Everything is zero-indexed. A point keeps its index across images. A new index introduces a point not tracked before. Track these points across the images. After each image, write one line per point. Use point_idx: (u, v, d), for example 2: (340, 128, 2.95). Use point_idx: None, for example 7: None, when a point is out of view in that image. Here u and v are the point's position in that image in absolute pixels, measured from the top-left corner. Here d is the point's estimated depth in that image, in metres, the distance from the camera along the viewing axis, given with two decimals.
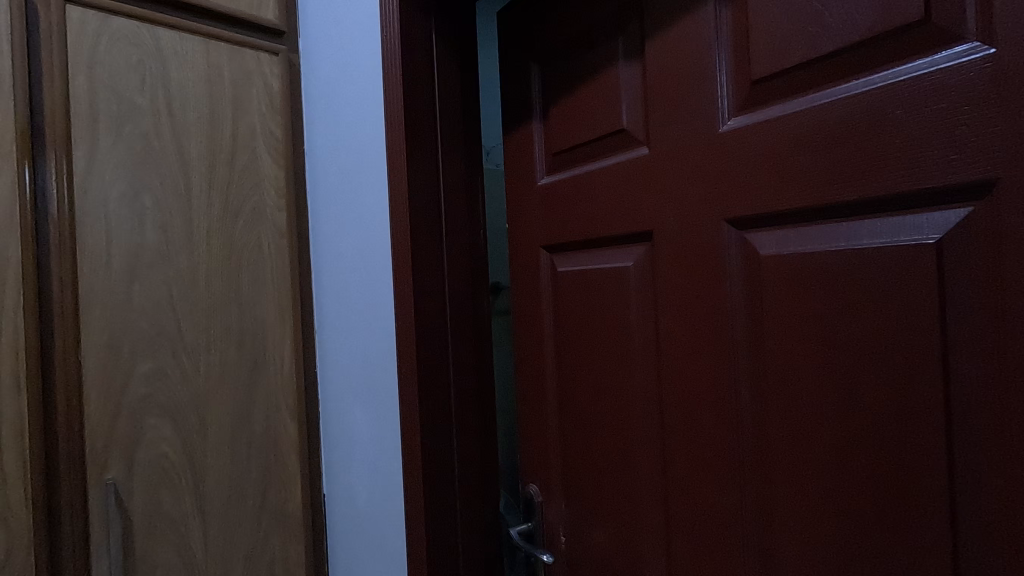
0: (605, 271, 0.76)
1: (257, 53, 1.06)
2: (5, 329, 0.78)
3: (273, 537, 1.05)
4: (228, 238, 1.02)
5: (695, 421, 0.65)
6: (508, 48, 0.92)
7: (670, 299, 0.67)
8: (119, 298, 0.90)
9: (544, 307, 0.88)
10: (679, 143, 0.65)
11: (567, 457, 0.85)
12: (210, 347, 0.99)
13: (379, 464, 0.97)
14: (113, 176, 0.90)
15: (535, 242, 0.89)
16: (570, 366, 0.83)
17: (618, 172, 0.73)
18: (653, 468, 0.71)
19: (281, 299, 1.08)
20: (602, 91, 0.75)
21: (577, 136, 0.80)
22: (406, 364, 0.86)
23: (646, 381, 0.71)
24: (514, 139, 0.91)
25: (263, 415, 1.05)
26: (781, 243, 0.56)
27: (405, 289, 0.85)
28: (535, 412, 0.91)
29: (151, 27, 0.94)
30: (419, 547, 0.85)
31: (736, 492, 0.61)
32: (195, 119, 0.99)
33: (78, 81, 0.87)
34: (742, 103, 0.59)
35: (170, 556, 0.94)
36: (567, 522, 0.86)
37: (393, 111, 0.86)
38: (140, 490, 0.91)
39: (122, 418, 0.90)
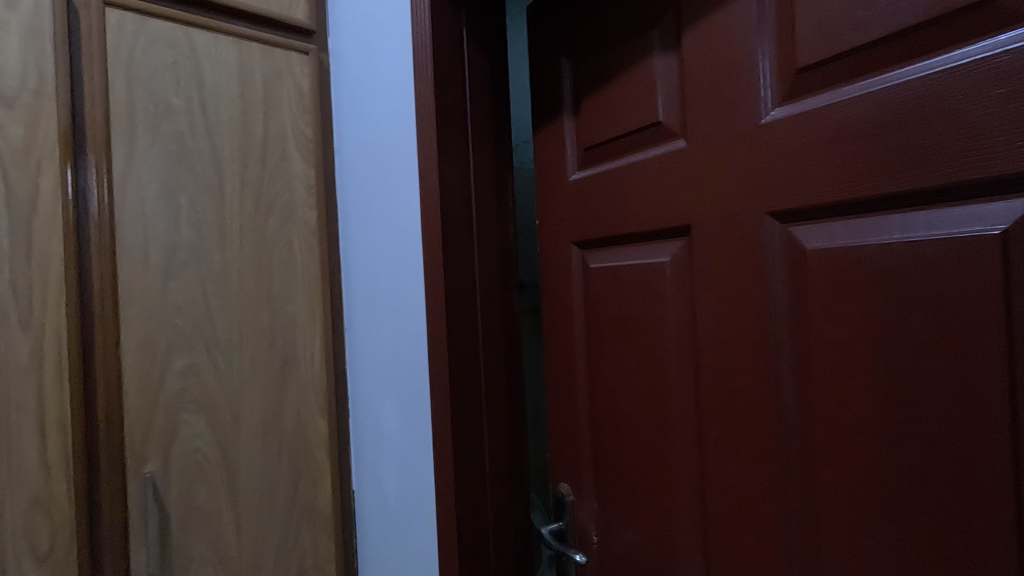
0: (640, 267, 0.75)
1: (287, 52, 1.07)
2: (47, 323, 0.81)
3: (304, 532, 1.06)
4: (260, 236, 1.03)
5: (734, 421, 0.63)
6: (539, 43, 0.91)
7: (708, 295, 0.66)
8: (156, 295, 0.92)
9: (575, 304, 0.87)
10: (718, 135, 0.63)
11: (599, 456, 0.84)
12: (242, 343, 1.01)
13: (409, 461, 0.96)
14: (150, 175, 0.92)
15: (566, 238, 0.88)
16: (602, 364, 0.82)
17: (653, 166, 0.71)
18: (690, 469, 0.69)
19: (312, 297, 1.09)
20: (637, 84, 0.74)
21: (611, 130, 0.78)
22: (437, 361, 0.86)
23: (682, 380, 0.70)
24: (545, 135, 0.91)
25: (294, 411, 1.06)
26: (829, 236, 0.54)
27: (436, 286, 0.85)
28: (566, 411, 0.90)
29: (186, 29, 0.96)
30: (450, 545, 0.85)
31: (779, 494, 0.59)
32: (228, 119, 1.00)
33: (117, 82, 0.89)
34: (787, 92, 0.57)
35: (205, 549, 0.95)
36: (599, 522, 0.85)
37: (423, 108, 0.86)
38: (176, 484, 0.93)
39: (159, 413, 0.91)
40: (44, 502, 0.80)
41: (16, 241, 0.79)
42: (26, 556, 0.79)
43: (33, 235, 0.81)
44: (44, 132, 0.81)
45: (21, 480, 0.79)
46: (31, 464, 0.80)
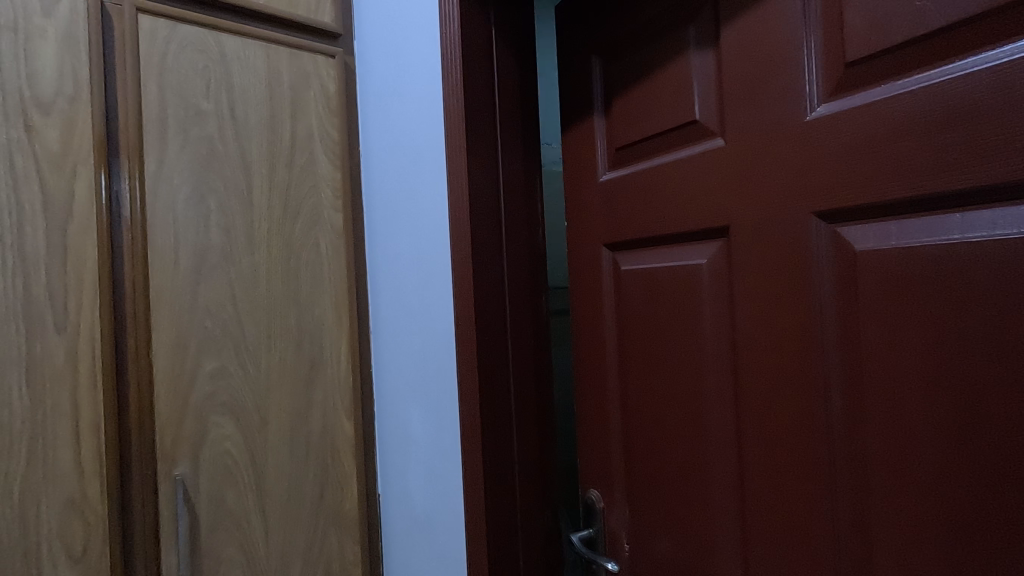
0: (675, 268, 0.73)
1: (314, 56, 1.07)
2: (82, 327, 0.82)
3: (330, 535, 1.06)
4: (288, 239, 1.03)
5: (777, 427, 0.61)
6: (568, 41, 0.90)
7: (747, 298, 0.64)
8: (186, 298, 0.92)
9: (606, 307, 0.85)
10: (760, 133, 0.61)
11: (631, 462, 0.82)
12: (270, 346, 1.01)
13: (437, 466, 0.95)
14: (180, 179, 0.92)
15: (596, 240, 0.86)
16: (634, 369, 0.80)
17: (689, 166, 0.69)
18: (728, 476, 0.67)
19: (338, 300, 1.09)
20: (672, 82, 0.72)
21: (644, 129, 0.77)
22: (466, 365, 0.85)
23: (720, 385, 0.68)
24: (574, 135, 0.89)
25: (321, 414, 1.06)
26: (882, 236, 0.52)
27: (465, 289, 0.84)
28: (596, 416, 0.88)
29: (216, 34, 0.97)
30: (480, 551, 0.84)
31: (825, 504, 0.57)
32: (256, 122, 1.01)
33: (149, 87, 0.90)
34: (834, 87, 0.55)
35: (234, 552, 0.96)
36: (630, 529, 0.83)
37: (452, 109, 0.85)
38: (206, 486, 0.93)
39: (189, 415, 0.92)
40: (78, 504, 0.81)
41: (52, 246, 0.80)
42: (62, 557, 0.80)
43: (69, 240, 0.82)
44: (79, 138, 0.83)
45: (56, 482, 0.80)
46: (66, 467, 0.80)
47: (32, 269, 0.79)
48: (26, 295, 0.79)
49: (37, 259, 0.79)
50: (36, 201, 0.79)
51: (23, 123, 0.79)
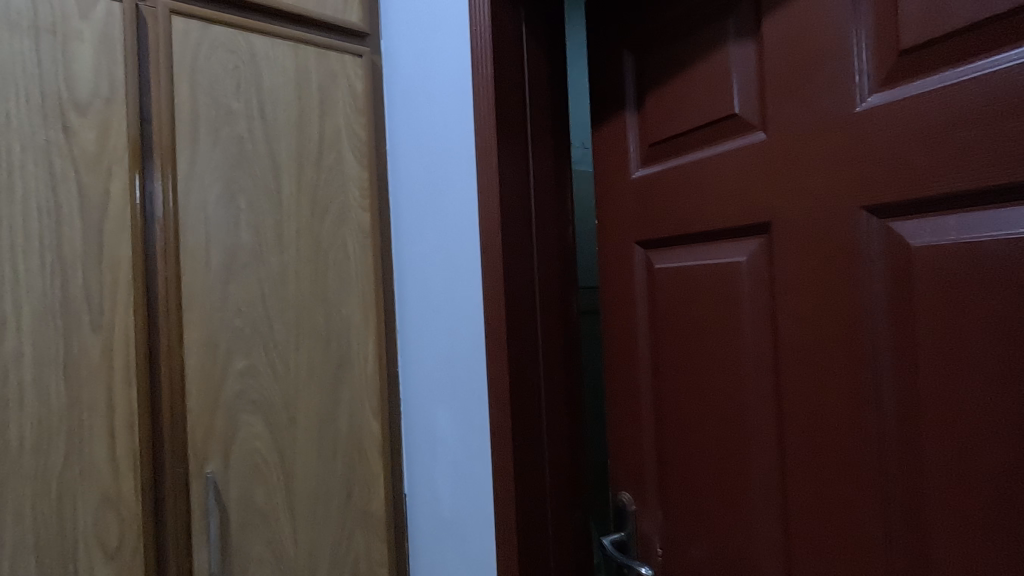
0: (713, 266, 0.71)
1: (341, 55, 1.08)
2: (117, 324, 0.83)
3: (357, 535, 1.06)
4: (316, 237, 1.03)
5: (824, 429, 0.59)
6: (599, 36, 0.88)
7: (789, 296, 0.62)
8: (217, 297, 0.93)
9: (638, 306, 0.84)
10: (804, 126, 0.59)
11: (665, 464, 0.80)
12: (298, 345, 1.01)
13: (465, 467, 0.95)
14: (212, 179, 0.93)
15: (628, 238, 0.85)
16: (668, 370, 0.78)
17: (728, 160, 0.67)
18: (771, 481, 0.65)
19: (366, 300, 1.09)
20: (710, 75, 0.70)
21: (680, 124, 0.75)
22: (496, 364, 0.84)
23: (761, 387, 0.66)
24: (606, 132, 0.88)
25: (349, 412, 1.06)
26: (940, 232, 0.49)
27: (495, 288, 0.83)
28: (628, 418, 0.86)
29: (246, 34, 0.97)
30: (510, 552, 0.83)
31: (877, 509, 0.55)
32: (285, 122, 1.01)
33: (182, 87, 0.91)
34: (887, 76, 0.53)
35: (263, 550, 0.96)
36: (664, 533, 0.81)
37: (482, 106, 0.84)
38: (236, 484, 0.94)
39: (220, 414, 0.92)
40: (113, 500, 0.82)
41: (88, 245, 0.82)
42: (97, 553, 0.81)
43: (104, 239, 0.83)
44: (114, 138, 0.84)
45: (92, 478, 0.81)
46: (101, 463, 0.81)
47: (70, 268, 0.80)
48: (63, 293, 0.80)
49: (74, 258, 0.81)
50: (73, 201, 0.81)
51: (61, 123, 0.80)
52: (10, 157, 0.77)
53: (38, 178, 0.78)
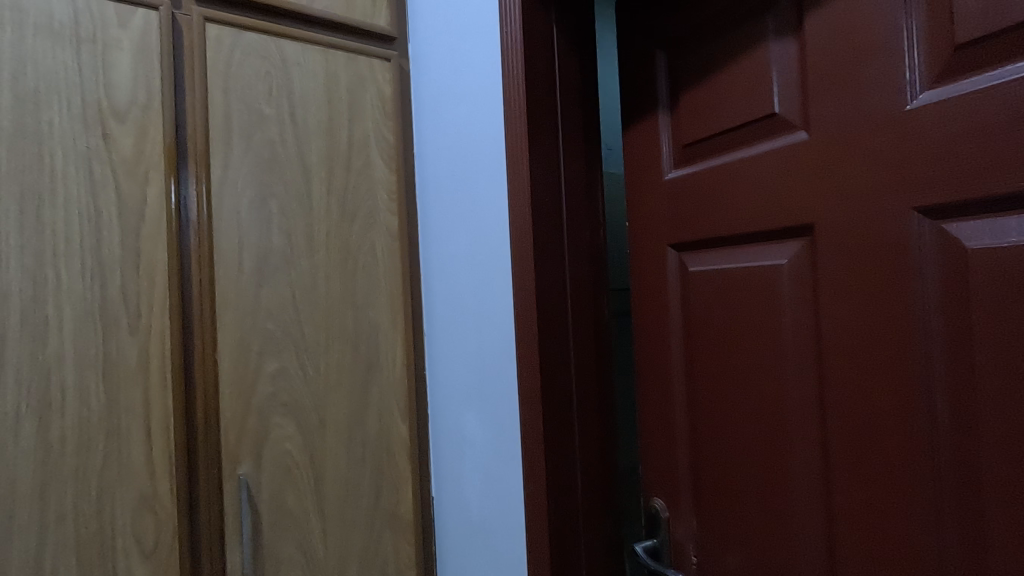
0: (752, 269, 0.69)
1: (370, 60, 1.08)
2: (153, 327, 0.85)
3: (386, 538, 1.06)
4: (346, 241, 1.04)
5: (872, 436, 0.57)
6: (630, 36, 0.87)
7: (834, 300, 0.60)
8: (249, 300, 0.94)
9: (672, 310, 0.82)
10: (850, 125, 0.57)
11: (699, 471, 0.79)
12: (328, 348, 1.02)
13: (495, 470, 0.94)
14: (244, 184, 0.94)
15: (661, 240, 0.83)
16: (703, 375, 0.77)
17: (768, 161, 0.66)
18: (814, 490, 0.63)
19: (394, 302, 1.09)
20: (748, 74, 0.69)
21: (715, 125, 0.74)
22: (527, 368, 0.83)
23: (803, 393, 0.64)
24: (637, 133, 0.87)
25: (377, 415, 1.06)
26: (1000, 233, 0.48)
27: (527, 291, 0.82)
28: (661, 423, 0.85)
29: (277, 40, 0.98)
30: (542, 557, 0.82)
31: (930, 521, 0.53)
32: (315, 126, 1.02)
33: (215, 93, 0.92)
34: (940, 73, 0.51)
35: (294, 552, 0.97)
36: (699, 541, 0.80)
37: (513, 108, 0.84)
38: (267, 486, 0.94)
39: (252, 416, 0.93)
40: (149, 501, 0.83)
41: (126, 250, 0.83)
42: (134, 553, 0.82)
43: (141, 244, 0.84)
44: (151, 145, 0.85)
45: (130, 478, 0.82)
46: (139, 464, 0.83)
47: (108, 272, 0.82)
48: (103, 297, 0.81)
49: (113, 262, 0.82)
50: (112, 206, 0.82)
51: (101, 131, 0.82)
52: (53, 163, 0.78)
53: (79, 184, 0.80)
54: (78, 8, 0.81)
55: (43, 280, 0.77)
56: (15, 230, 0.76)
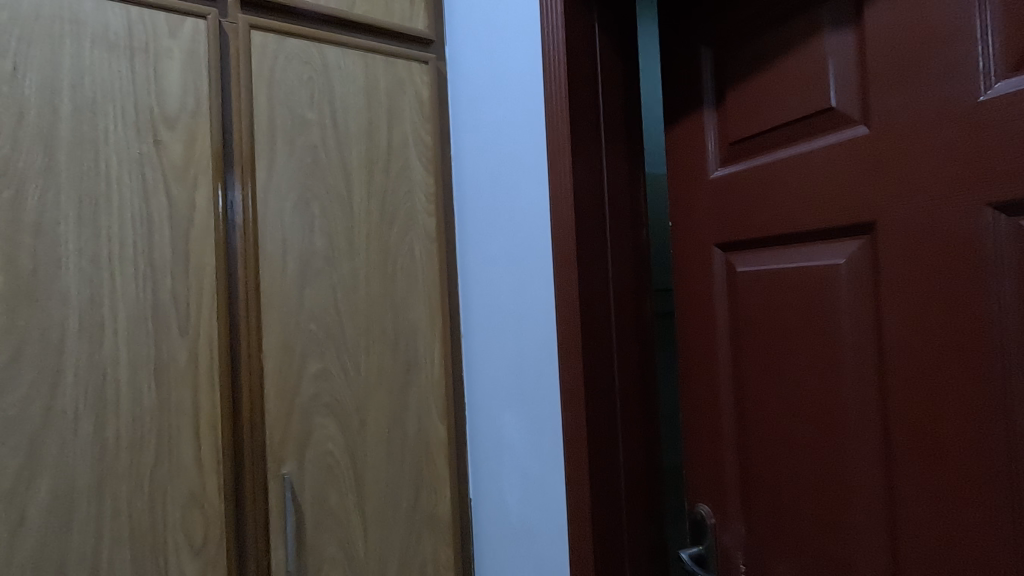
0: (806, 269, 0.67)
1: (409, 63, 1.09)
2: (202, 328, 0.87)
3: (424, 538, 1.06)
4: (385, 243, 1.05)
5: (941, 441, 0.54)
6: (674, 33, 0.86)
7: (897, 300, 0.58)
8: (292, 302, 0.95)
9: (718, 311, 0.81)
10: (915, 118, 0.55)
11: (748, 476, 0.77)
12: (368, 349, 1.02)
13: (535, 474, 0.93)
14: (288, 188, 0.96)
15: (706, 240, 0.82)
16: (752, 378, 0.75)
17: (823, 157, 0.64)
18: (875, 495, 0.61)
19: (432, 303, 1.09)
20: (800, 68, 0.67)
21: (765, 121, 0.72)
22: (569, 370, 0.82)
23: (863, 396, 0.62)
24: (681, 131, 0.85)
25: (416, 416, 1.07)
26: None
27: (570, 292, 0.82)
28: (707, 427, 0.83)
29: (319, 46, 1.00)
30: (586, 561, 0.81)
31: (1006, 532, 0.50)
32: (355, 130, 1.03)
33: (260, 99, 0.94)
34: (1017, 61, 0.48)
35: (335, 551, 0.98)
36: (748, 549, 0.77)
37: (555, 108, 0.83)
38: (311, 485, 0.96)
39: (295, 416, 0.95)
40: (199, 498, 0.85)
41: (176, 253, 0.85)
42: (184, 549, 0.84)
43: (191, 247, 0.86)
44: (200, 150, 0.88)
45: (180, 476, 0.84)
46: (189, 462, 0.85)
47: (160, 274, 0.84)
48: (154, 298, 0.84)
49: (164, 265, 0.84)
50: (163, 211, 0.85)
51: (153, 137, 0.84)
52: (108, 169, 0.81)
53: (132, 189, 0.82)
54: (131, 19, 0.84)
55: (99, 283, 0.80)
56: (74, 235, 0.78)
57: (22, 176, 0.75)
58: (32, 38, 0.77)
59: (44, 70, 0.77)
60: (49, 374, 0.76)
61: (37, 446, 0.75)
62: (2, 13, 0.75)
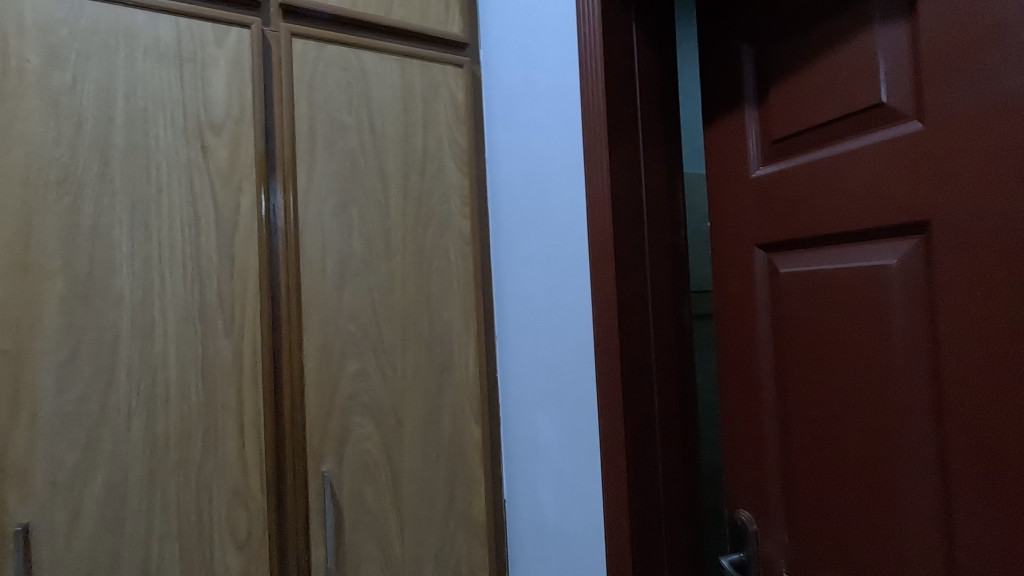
0: (855, 270, 0.65)
1: (444, 67, 1.10)
2: (246, 329, 0.89)
3: (459, 538, 1.07)
4: (420, 245, 1.06)
5: (1002, 450, 0.52)
6: (714, 31, 0.84)
7: (953, 302, 0.56)
8: (331, 303, 0.97)
9: (759, 313, 0.79)
10: (973, 113, 0.53)
11: (792, 483, 0.75)
12: (404, 350, 1.04)
13: (571, 476, 0.92)
14: (328, 192, 0.98)
15: (747, 240, 0.80)
16: (796, 382, 0.73)
17: (873, 154, 0.62)
18: (929, 504, 0.59)
19: (467, 305, 1.10)
20: (848, 64, 0.65)
21: (810, 118, 0.70)
22: (607, 372, 0.82)
23: (915, 402, 0.59)
24: (720, 130, 0.84)
25: (451, 417, 1.07)
26: None
27: (607, 293, 0.81)
28: (748, 432, 0.81)
29: (357, 52, 1.02)
30: (623, 564, 0.80)
31: None
32: (391, 133, 1.04)
33: (301, 105, 0.96)
34: None
35: (373, 549, 0.99)
36: (792, 558, 0.75)
37: (592, 109, 0.83)
38: (349, 484, 0.97)
39: (334, 415, 0.96)
40: (242, 494, 0.87)
41: (222, 255, 0.88)
42: (229, 543, 0.86)
43: (235, 250, 0.89)
44: (244, 156, 0.90)
45: (225, 472, 0.87)
46: (233, 459, 0.87)
47: (206, 276, 0.87)
48: (201, 300, 0.86)
49: (210, 267, 0.87)
50: (210, 215, 0.87)
51: (200, 143, 0.87)
52: (158, 175, 0.84)
53: (181, 194, 0.85)
54: (181, 30, 0.87)
55: (150, 285, 0.83)
56: (127, 239, 0.82)
57: (79, 183, 0.79)
58: (89, 51, 0.81)
59: (100, 81, 0.81)
60: (104, 372, 0.79)
61: (93, 441, 0.78)
62: (62, 28, 0.79)
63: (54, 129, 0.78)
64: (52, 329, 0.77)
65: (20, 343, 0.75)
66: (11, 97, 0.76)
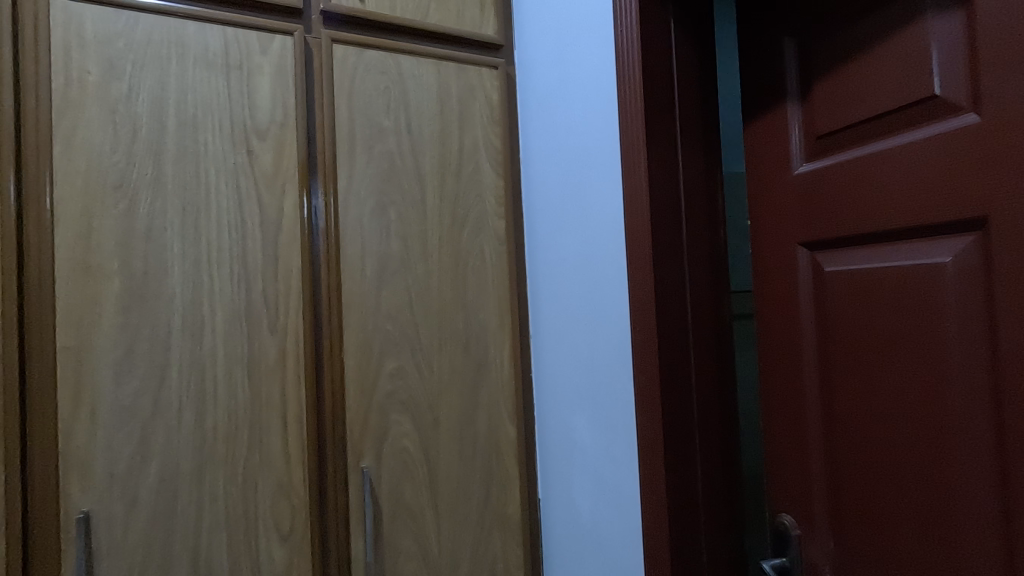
0: (906, 268, 0.63)
1: (479, 69, 1.11)
2: (289, 328, 0.92)
3: (495, 536, 1.08)
4: (457, 245, 1.07)
5: None
6: (755, 26, 0.83)
7: (1013, 301, 0.53)
8: (371, 303, 0.99)
9: (803, 312, 0.77)
10: None
11: (837, 486, 0.73)
12: (441, 348, 1.05)
13: (607, 476, 0.92)
14: (368, 194, 1.00)
15: (790, 239, 0.78)
16: (842, 382, 0.71)
17: (926, 149, 0.60)
18: (987, 509, 0.57)
19: (502, 304, 1.11)
20: (899, 57, 0.63)
21: (858, 113, 0.68)
22: (645, 372, 0.81)
23: (972, 404, 0.57)
24: (761, 126, 0.82)
25: (487, 416, 1.08)
26: None
27: (645, 293, 0.81)
28: (791, 434, 0.79)
29: (395, 56, 1.04)
30: (662, 566, 0.80)
31: None
32: (428, 136, 1.06)
33: (341, 109, 0.98)
34: None
35: (410, 544, 1.01)
36: (838, 563, 0.73)
37: (629, 108, 0.83)
38: (387, 480, 0.99)
39: (373, 412, 0.98)
40: (285, 487, 0.90)
41: (267, 256, 0.91)
42: (273, 535, 0.89)
43: (279, 251, 0.92)
44: (287, 160, 0.93)
45: (270, 466, 0.89)
46: (277, 454, 0.90)
47: (252, 276, 0.90)
48: (247, 299, 0.89)
49: (256, 268, 0.90)
50: (256, 217, 0.90)
51: (246, 148, 0.90)
52: (207, 180, 0.87)
53: (228, 198, 0.89)
54: (228, 39, 0.90)
55: (200, 285, 0.86)
56: (178, 241, 0.85)
57: (135, 188, 0.83)
58: (144, 62, 0.84)
59: (154, 90, 0.85)
60: (158, 369, 0.83)
61: (148, 434, 0.82)
62: (120, 41, 0.83)
63: (112, 137, 0.82)
64: (111, 327, 0.81)
65: (82, 340, 0.79)
66: (74, 107, 0.80)
